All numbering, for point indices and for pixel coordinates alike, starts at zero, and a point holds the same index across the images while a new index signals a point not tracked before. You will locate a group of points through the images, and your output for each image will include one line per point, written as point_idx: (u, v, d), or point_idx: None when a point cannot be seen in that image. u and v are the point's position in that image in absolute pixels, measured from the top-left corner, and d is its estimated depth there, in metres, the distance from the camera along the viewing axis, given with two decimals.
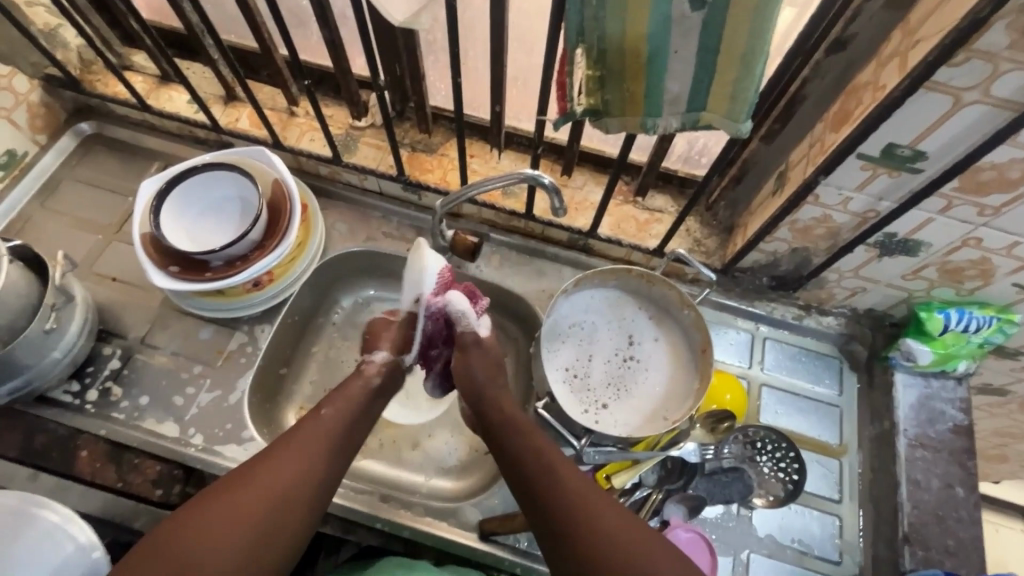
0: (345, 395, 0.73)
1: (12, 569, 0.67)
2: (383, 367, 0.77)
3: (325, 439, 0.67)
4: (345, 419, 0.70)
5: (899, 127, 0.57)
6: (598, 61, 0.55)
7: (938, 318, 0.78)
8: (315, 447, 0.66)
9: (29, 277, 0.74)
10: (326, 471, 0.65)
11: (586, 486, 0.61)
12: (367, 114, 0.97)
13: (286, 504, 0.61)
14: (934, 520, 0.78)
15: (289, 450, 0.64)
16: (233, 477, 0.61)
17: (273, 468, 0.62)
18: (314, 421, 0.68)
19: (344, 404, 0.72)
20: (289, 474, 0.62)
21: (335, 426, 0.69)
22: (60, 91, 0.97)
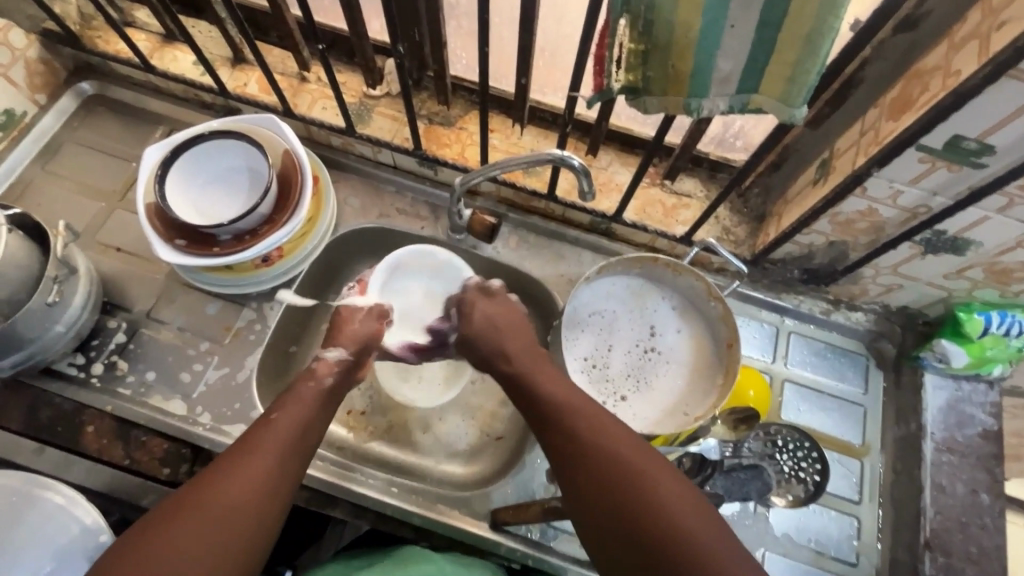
0: (299, 396, 0.66)
1: (19, 548, 0.66)
2: (337, 366, 0.71)
3: (286, 440, 0.60)
4: (308, 413, 0.64)
5: (969, 119, 0.53)
6: (644, 34, 0.50)
7: (979, 320, 0.74)
8: (277, 453, 0.59)
9: (30, 248, 0.71)
10: (291, 474, 0.60)
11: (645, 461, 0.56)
12: (382, 83, 0.92)
13: (254, 515, 0.55)
14: (957, 527, 0.77)
15: (249, 459, 0.57)
16: (184, 496, 0.54)
17: (229, 483, 0.55)
18: (274, 421, 0.61)
19: (301, 405, 0.65)
20: (247, 486, 0.55)
21: (300, 427, 0.63)
22: (59, 48, 0.91)
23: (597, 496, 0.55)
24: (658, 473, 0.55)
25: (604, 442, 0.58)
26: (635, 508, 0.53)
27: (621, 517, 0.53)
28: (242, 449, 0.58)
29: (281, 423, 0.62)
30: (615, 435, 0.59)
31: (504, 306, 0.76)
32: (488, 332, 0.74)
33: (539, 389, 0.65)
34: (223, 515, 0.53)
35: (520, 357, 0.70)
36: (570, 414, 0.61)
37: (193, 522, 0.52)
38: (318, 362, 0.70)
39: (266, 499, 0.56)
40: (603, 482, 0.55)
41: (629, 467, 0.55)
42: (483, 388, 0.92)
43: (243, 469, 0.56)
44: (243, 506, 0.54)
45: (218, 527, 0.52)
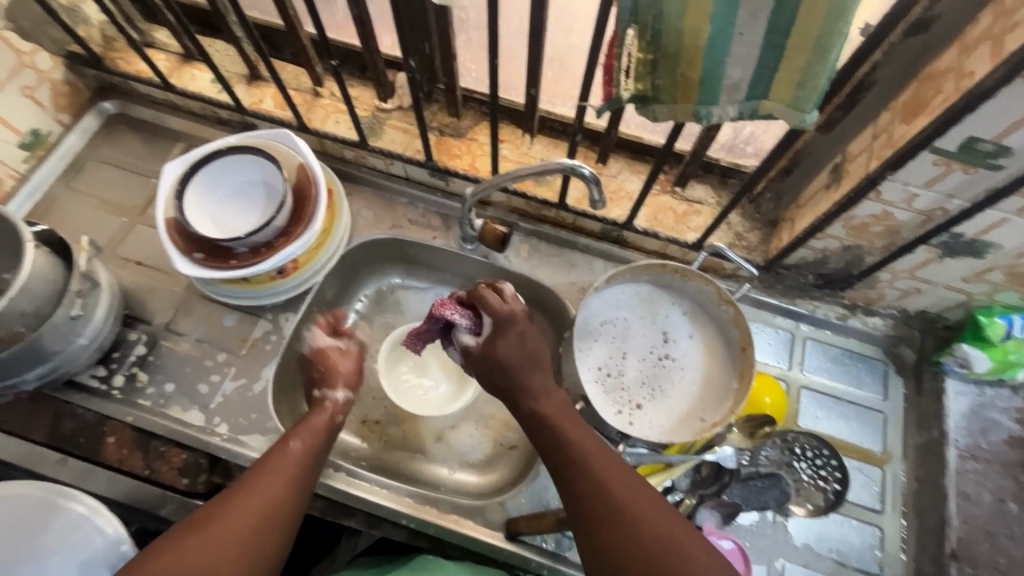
0: (312, 424, 0.71)
1: (44, 557, 0.68)
2: (345, 405, 0.77)
3: (298, 465, 0.65)
4: (315, 440, 0.69)
5: (983, 120, 0.52)
6: (652, 43, 0.50)
7: (1000, 324, 0.73)
8: (290, 477, 0.64)
9: (54, 262, 0.73)
10: (299, 498, 0.64)
11: (640, 484, 0.56)
12: (393, 96, 0.93)
13: (269, 535, 0.59)
14: (984, 536, 0.75)
15: (264, 484, 0.62)
16: (203, 513, 0.58)
17: (247, 503, 0.59)
18: (290, 449, 0.66)
19: (309, 434, 0.69)
20: (263, 505, 0.60)
21: (312, 454, 0.68)
22: (82, 69, 0.94)
23: (588, 527, 0.54)
24: (652, 507, 0.54)
25: (599, 471, 0.56)
26: (632, 542, 0.52)
27: (613, 551, 0.52)
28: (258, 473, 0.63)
29: (294, 451, 0.66)
30: (609, 462, 0.57)
31: (534, 333, 0.67)
32: (513, 356, 0.64)
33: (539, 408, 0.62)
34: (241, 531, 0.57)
35: (535, 383, 0.64)
36: (568, 436, 0.59)
37: (210, 539, 0.56)
38: (329, 401, 0.76)
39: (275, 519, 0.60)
40: (595, 513, 0.54)
41: (624, 496, 0.54)
42: (496, 397, 0.92)
43: (259, 489, 0.61)
44: (259, 523, 0.59)
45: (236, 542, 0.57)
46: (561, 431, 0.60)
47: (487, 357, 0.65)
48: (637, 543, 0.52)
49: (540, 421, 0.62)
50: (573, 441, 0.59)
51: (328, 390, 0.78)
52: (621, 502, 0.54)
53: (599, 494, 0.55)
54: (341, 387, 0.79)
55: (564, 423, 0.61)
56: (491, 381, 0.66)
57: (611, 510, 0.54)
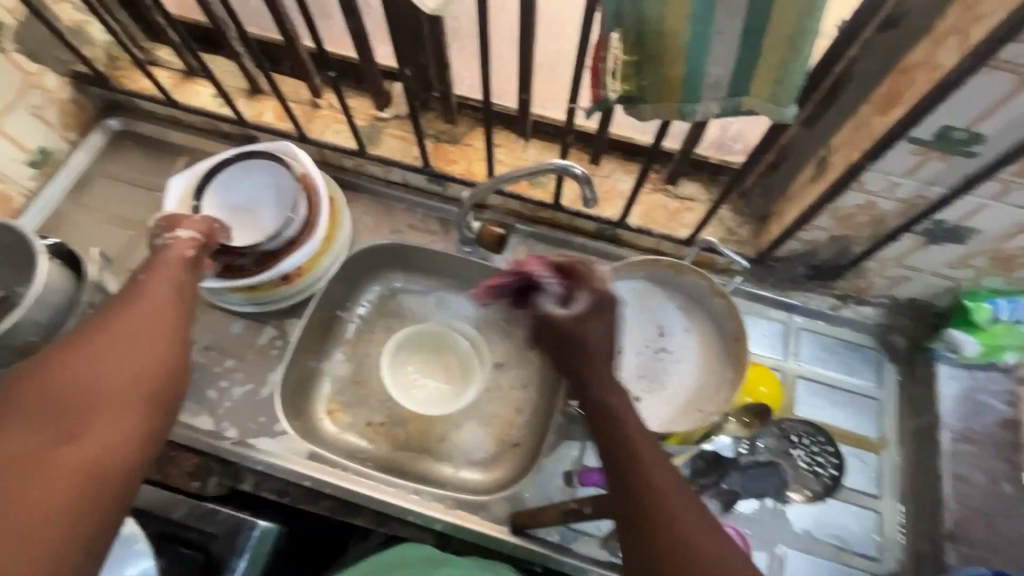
0: (162, 264, 0.65)
1: None
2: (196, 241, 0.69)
3: (157, 296, 0.60)
4: (178, 279, 0.64)
5: (955, 109, 0.54)
6: (636, 45, 0.53)
7: (987, 308, 0.75)
8: (152, 306, 0.59)
9: (66, 274, 0.75)
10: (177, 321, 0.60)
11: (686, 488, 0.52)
12: (390, 105, 0.96)
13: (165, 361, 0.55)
14: (979, 517, 0.76)
15: (140, 316, 0.57)
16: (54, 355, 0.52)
17: (124, 331, 0.55)
18: (145, 281, 0.62)
19: (166, 272, 0.64)
20: (129, 332, 0.55)
21: (177, 285, 0.63)
22: (88, 88, 0.97)
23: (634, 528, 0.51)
24: (705, 527, 0.50)
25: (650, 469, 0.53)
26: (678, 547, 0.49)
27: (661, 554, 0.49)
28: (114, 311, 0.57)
29: (153, 283, 0.62)
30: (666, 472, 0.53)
31: None
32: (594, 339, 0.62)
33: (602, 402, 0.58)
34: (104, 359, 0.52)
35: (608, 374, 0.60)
36: (630, 438, 0.55)
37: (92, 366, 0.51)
38: (170, 240, 0.67)
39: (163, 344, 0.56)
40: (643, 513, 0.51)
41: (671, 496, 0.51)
42: (498, 395, 0.94)
43: (119, 322, 0.56)
44: (141, 349, 0.54)
45: (110, 363, 0.52)
46: (621, 426, 0.56)
47: (567, 327, 0.62)
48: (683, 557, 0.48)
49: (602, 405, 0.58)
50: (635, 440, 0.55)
51: (171, 233, 0.68)
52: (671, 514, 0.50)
53: (653, 500, 0.51)
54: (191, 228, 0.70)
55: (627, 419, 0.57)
56: (563, 350, 0.63)
57: (662, 522, 0.50)
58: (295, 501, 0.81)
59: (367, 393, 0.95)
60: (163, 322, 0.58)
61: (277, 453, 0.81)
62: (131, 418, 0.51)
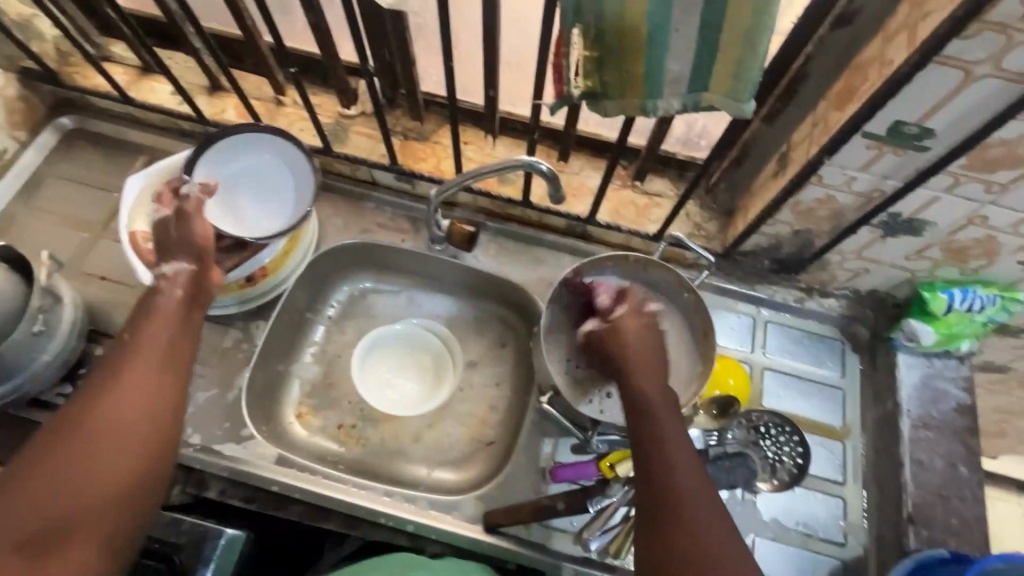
0: (155, 309, 0.64)
1: None
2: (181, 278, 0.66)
3: (149, 355, 0.60)
4: (171, 332, 0.63)
5: (906, 104, 0.56)
6: (596, 41, 0.53)
7: (942, 297, 0.78)
8: (146, 369, 0.59)
9: (14, 278, 0.72)
10: (168, 387, 0.60)
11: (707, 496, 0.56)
12: (357, 102, 0.94)
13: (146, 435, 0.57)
14: (939, 500, 0.79)
15: (125, 385, 0.58)
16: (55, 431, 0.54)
17: (114, 406, 0.56)
18: (138, 339, 0.61)
19: (156, 321, 0.63)
20: (125, 404, 0.57)
21: (168, 338, 0.63)
22: (38, 85, 0.93)
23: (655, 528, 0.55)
24: (721, 530, 0.54)
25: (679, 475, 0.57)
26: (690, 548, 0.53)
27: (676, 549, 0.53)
28: (111, 369, 0.59)
29: (145, 339, 0.61)
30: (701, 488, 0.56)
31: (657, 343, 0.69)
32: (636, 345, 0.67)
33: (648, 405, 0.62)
34: (102, 440, 0.54)
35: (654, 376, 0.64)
36: (665, 439, 0.59)
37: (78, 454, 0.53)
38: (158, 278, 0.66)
39: (149, 415, 0.58)
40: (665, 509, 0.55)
41: (694, 500, 0.55)
42: (472, 394, 0.94)
43: (112, 392, 0.57)
44: (126, 428, 0.56)
45: (99, 457, 0.54)
46: (665, 432, 0.60)
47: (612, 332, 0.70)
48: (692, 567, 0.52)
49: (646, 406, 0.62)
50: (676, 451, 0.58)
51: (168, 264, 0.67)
52: (693, 526, 0.54)
53: (678, 507, 0.55)
54: (178, 257, 0.67)
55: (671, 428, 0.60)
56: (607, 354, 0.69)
57: (683, 521, 0.54)
58: (262, 505, 0.79)
59: (337, 395, 0.93)
60: (156, 386, 0.59)
61: (243, 458, 0.79)
62: (122, 509, 0.54)
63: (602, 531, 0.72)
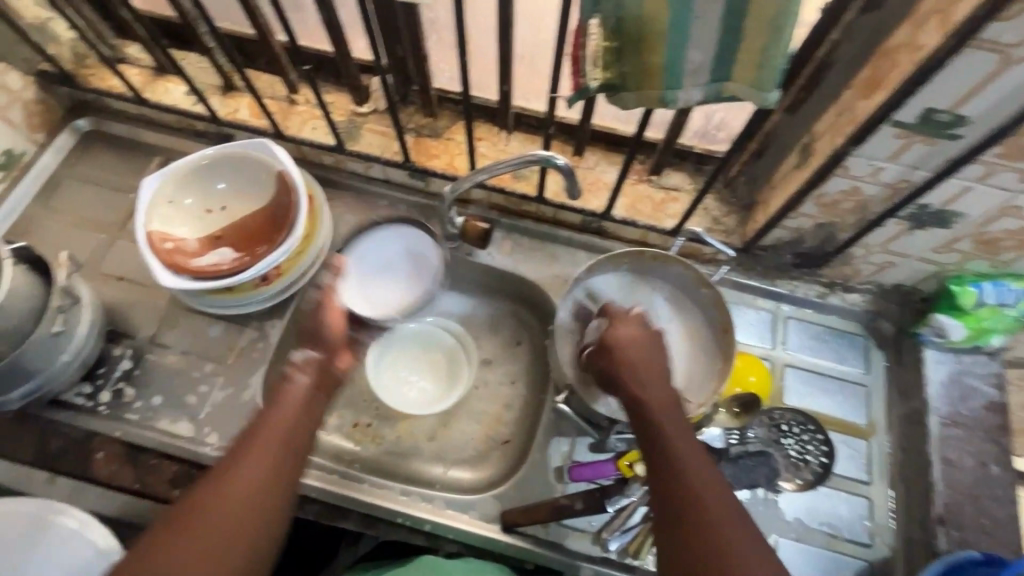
0: (280, 398, 0.65)
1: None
2: (311, 366, 0.69)
3: (270, 448, 0.61)
4: (294, 422, 0.64)
5: (938, 91, 0.54)
6: (615, 31, 0.51)
7: (972, 292, 0.75)
8: (266, 464, 0.60)
9: (33, 279, 0.72)
10: (286, 475, 0.61)
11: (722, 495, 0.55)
12: (369, 100, 0.94)
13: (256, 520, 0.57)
14: (969, 500, 0.76)
15: (245, 471, 0.59)
16: (184, 509, 0.56)
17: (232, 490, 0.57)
18: (263, 426, 0.63)
19: (282, 413, 0.64)
20: (240, 496, 0.57)
21: (290, 425, 0.64)
22: (54, 87, 0.94)
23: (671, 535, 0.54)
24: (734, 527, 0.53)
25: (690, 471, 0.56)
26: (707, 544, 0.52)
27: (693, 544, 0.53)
28: (238, 454, 0.60)
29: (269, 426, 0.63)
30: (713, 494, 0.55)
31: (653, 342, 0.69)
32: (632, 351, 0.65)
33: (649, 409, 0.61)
34: (221, 529, 0.56)
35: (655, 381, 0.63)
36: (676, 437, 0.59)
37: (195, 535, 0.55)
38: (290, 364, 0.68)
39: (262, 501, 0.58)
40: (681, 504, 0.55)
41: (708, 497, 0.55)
42: (487, 393, 0.93)
43: (234, 480, 0.58)
44: (238, 513, 0.57)
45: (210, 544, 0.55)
46: (668, 433, 0.59)
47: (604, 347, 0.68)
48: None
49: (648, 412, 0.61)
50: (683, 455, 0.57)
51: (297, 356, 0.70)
52: (708, 532, 0.52)
53: (690, 515, 0.54)
54: (312, 348, 0.72)
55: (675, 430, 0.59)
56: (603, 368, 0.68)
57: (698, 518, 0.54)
58: None
59: (352, 394, 0.93)
60: (276, 489, 0.60)
61: None
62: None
63: (622, 532, 0.70)
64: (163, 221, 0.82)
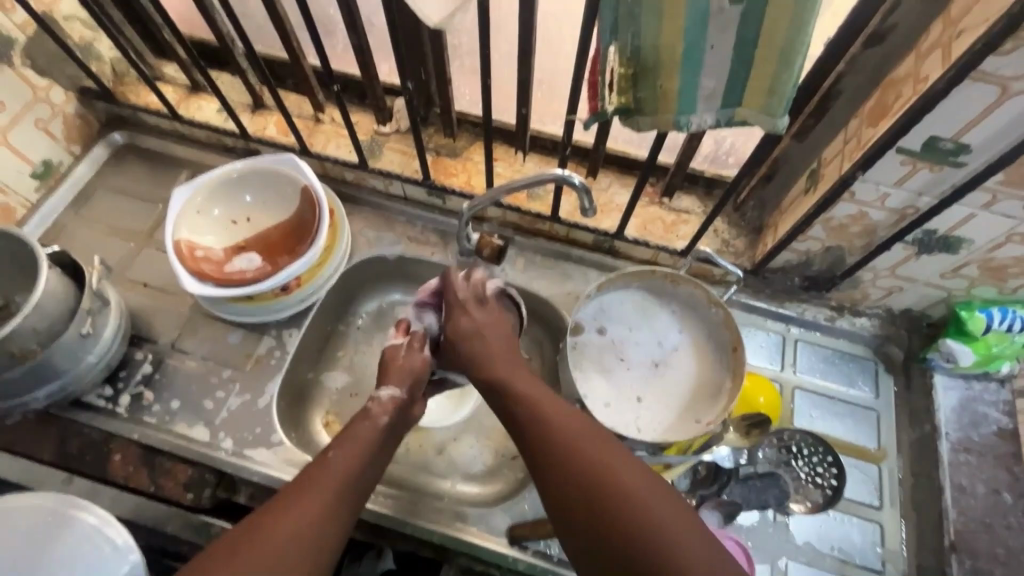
0: (357, 435, 0.68)
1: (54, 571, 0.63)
2: (390, 404, 0.73)
3: (345, 478, 0.62)
4: (361, 460, 0.66)
5: (941, 119, 0.56)
6: (631, 59, 0.55)
7: (980, 317, 0.76)
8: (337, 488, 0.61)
9: (67, 282, 0.74)
10: (347, 510, 0.61)
11: (598, 443, 0.58)
12: (392, 120, 0.98)
13: (316, 546, 0.56)
14: (982, 528, 0.76)
15: (313, 496, 0.59)
16: (253, 524, 0.55)
17: (303, 508, 0.57)
18: (332, 459, 0.64)
19: (355, 447, 0.67)
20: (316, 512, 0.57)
21: (356, 464, 0.65)
22: (94, 103, 0.99)
23: (585, 537, 0.54)
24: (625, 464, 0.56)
25: (565, 430, 0.60)
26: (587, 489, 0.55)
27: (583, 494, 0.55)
28: (307, 481, 0.60)
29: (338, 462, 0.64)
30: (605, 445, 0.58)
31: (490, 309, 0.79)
32: (486, 335, 0.75)
33: (523, 402, 0.65)
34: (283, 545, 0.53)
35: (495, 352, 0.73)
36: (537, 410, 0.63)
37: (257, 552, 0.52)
38: (373, 401, 0.73)
39: (331, 529, 0.58)
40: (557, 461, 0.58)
41: (578, 453, 0.57)
42: (498, 409, 0.94)
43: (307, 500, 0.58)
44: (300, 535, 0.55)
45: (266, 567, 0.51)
46: (519, 392, 0.67)
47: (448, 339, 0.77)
48: (644, 524, 0.50)
49: (526, 399, 0.65)
50: (560, 423, 0.61)
51: (379, 388, 0.75)
52: (603, 465, 0.56)
53: (573, 450, 0.58)
54: (397, 385, 0.75)
55: (552, 411, 0.62)
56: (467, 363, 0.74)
57: (572, 470, 0.56)
58: None
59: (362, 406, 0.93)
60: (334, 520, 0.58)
61: (274, 464, 0.79)
62: None
63: None
64: (191, 230, 0.86)
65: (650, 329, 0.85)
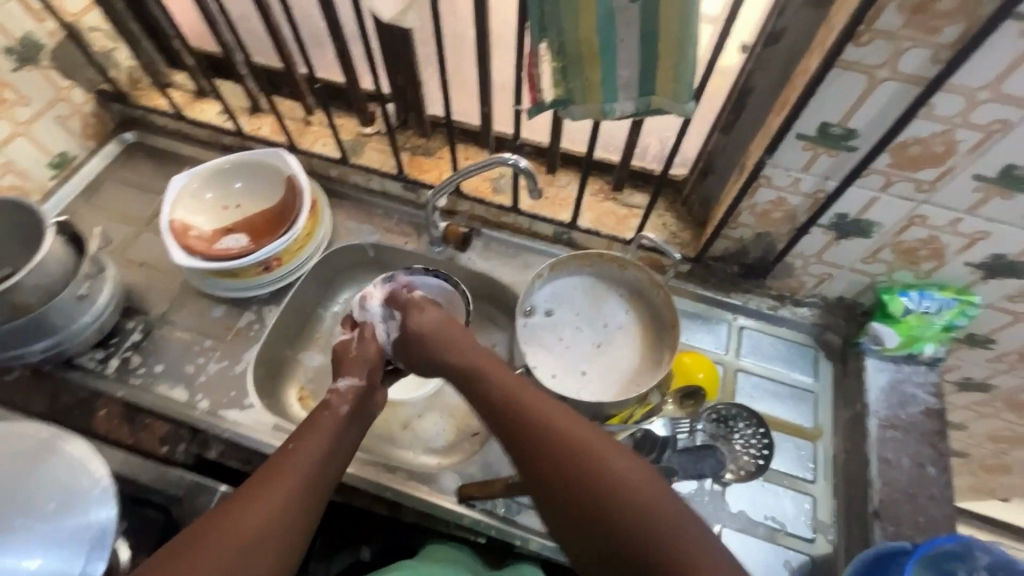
0: (317, 425, 0.70)
1: (30, 491, 0.69)
2: (348, 395, 0.76)
3: (305, 471, 0.64)
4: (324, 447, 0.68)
5: (828, 106, 0.64)
6: (559, 53, 0.64)
7: (900, 300, 0.83)
8: (298, 483, 0.63)
9: (69, 249, 0.83)
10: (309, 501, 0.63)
11: (583, 429, 0.60)
12: (373, 123, 1.08)
13: (284, 535, 0.59)
14: (905, 498, 0.80)
15: (275, 488, 0.61)
16: (211, 521, 0.58)
17: (262, 501, 0.60)
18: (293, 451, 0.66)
19: (319, 434, 0.69)
20: (278, 506, 0.60)
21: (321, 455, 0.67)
22: (109, 104, 1.11)
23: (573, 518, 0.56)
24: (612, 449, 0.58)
25: (554, 417, 0.61)
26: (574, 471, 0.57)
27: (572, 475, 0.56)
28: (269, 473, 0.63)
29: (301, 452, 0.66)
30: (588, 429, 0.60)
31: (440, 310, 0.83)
32: (443, 328, 0.80)
33: (502, 388, 0.67)
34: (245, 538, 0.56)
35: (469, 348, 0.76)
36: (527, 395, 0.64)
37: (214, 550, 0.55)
38: (330, 393, 0.75)
39: (294, 516, 0.61)
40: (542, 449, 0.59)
41: (566, 437, 0.59)
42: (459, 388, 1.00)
43: (268, 493, 0.61)
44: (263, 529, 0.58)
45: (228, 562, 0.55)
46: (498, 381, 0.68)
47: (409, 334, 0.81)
48: (629, 501, 0.53)
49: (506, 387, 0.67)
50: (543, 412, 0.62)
51: (335, 379, 0.79)
52: (589, 451, 0.57)
53: (560, 438, 0.59)
54: (352, 374, 0.79)
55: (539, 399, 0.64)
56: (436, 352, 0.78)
57: (567, 452, 0.58)
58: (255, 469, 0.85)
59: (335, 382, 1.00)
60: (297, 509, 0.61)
61: (245, 423, 0.86)
62: None
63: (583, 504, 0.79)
64: (186, 212, 0.95)
65: (596, 312, 0.92)
